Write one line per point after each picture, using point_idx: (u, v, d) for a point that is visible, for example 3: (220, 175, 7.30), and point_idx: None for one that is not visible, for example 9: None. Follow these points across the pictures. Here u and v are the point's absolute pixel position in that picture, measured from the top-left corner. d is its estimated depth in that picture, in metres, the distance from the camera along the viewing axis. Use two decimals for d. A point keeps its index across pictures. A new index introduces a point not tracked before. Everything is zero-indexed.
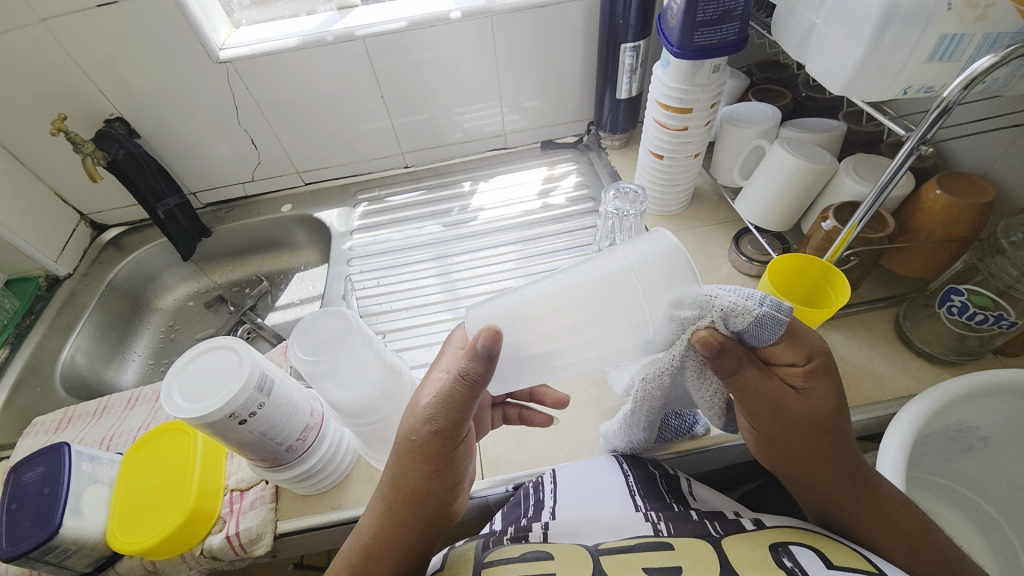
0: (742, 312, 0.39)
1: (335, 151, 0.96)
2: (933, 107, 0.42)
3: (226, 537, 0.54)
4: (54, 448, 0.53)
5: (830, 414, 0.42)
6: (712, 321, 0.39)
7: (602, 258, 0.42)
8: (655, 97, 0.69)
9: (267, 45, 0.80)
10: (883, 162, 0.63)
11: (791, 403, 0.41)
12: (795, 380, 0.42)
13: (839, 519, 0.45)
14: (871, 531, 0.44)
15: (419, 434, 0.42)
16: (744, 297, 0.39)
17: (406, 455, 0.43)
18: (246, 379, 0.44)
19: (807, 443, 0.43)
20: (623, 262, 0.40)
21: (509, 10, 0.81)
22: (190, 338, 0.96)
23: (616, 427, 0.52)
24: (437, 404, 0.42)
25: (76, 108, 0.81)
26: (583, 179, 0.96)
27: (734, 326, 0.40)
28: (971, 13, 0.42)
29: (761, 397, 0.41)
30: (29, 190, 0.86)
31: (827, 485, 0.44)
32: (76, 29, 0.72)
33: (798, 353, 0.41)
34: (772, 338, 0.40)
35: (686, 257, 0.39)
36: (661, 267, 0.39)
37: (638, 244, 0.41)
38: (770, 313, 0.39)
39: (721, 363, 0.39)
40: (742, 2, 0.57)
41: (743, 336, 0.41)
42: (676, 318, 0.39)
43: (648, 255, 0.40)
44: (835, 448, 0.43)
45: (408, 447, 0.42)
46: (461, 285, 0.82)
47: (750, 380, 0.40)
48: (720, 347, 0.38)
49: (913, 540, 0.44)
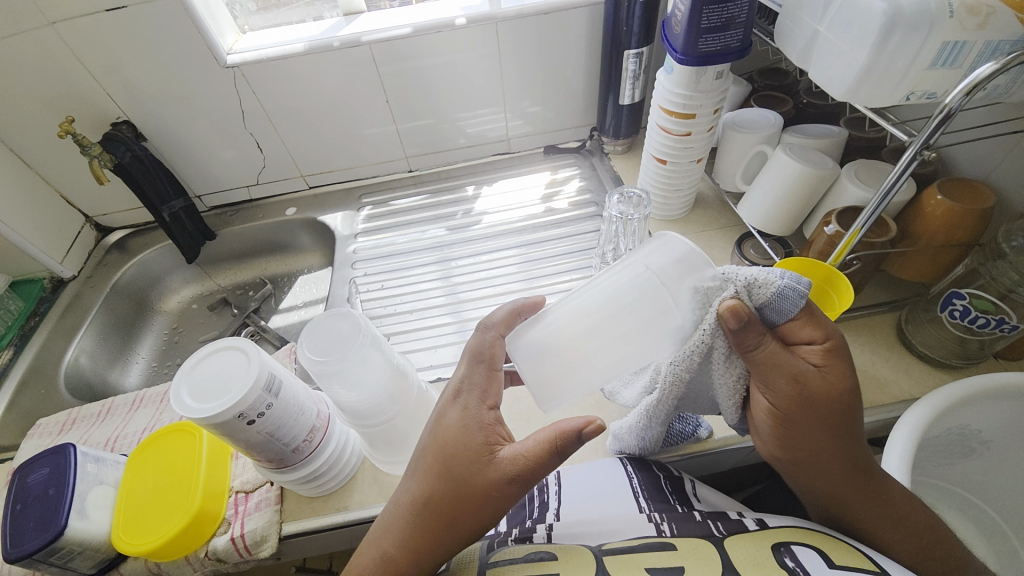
0: (763, 284, 0.40)
1: (339, 155, 0.97)
2: (936, 112, 0.42)
3: (230, 539, 0.54)
4: (59, 448, 0.53)
5: (849, 394, 0.41)
6: (736, 292, 0.40)
7: (620, 268, 0.44)
8: (660, 102, 0.70)
9: (274, 51, 0.80)
10: (884, 167, 0.64)
11: (811, 381, 0.41)
12: (814, 358, 0.41)
13: (846, 510, 0.45)
14: (875, 524, 0.44)
15: (502, 489, 0.41)
16: (765, 271, 0.40)
17: (476, 510, 0.42)
18: (255, 380, 0.44)
19: (829, 426, 0.42)
20: (645, 271, 0.42)
21: (513, 17, 0.82)
22: (194, 340, 0.96)
23: (629, 428, 0.52)
24: (525, 467, 0.41)
25: (83, 111, 0.82)
26: (586, 184, 0.97)
27: (757, 299, 0.41)
28: (972, 21, 0.43)
29: (784, 372, 0.40)
30: (36, 192, 0.87)
31: (846, 471, 0.43)
32: (85, 33, 0.73)
33: (816, 329, 0.41)
34: (793, 311, 0.41)
35: (699, 255, 0.41)
36: (677, 265, 0.41)
37: (652, 249, 0.43)
38: (791, 286, 0.40)
39: (742, 335, 0.39)
40: (746, 9, 0.57)
41: (764, 312, 0.41)
42: (700, 292, 0.40)
43: (659, 256, 0.42)
44: (852, 430, 0.42)
45: (481, 498, 0.42)
46: (463, 289, 0.82)
47: (770, 353, 0.40)
48: (746, 316, 0.38)
49: (914, 532, 0.44)
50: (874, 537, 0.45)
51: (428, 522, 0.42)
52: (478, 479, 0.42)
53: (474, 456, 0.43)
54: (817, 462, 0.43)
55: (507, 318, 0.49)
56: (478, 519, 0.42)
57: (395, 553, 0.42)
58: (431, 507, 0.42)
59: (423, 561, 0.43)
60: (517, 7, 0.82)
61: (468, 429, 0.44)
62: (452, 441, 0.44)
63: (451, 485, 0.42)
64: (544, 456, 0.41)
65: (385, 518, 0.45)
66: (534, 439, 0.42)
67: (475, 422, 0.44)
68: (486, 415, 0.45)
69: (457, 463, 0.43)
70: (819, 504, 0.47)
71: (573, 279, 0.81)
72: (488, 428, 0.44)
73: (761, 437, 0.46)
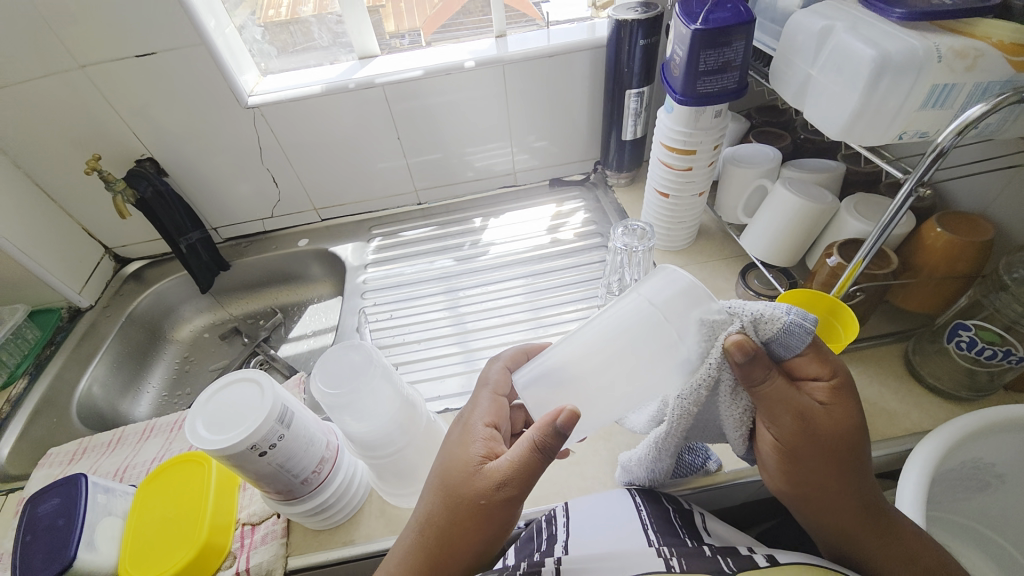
0: (770, 319, 0.41)
1: (351, 189, 1.00)
2: (929, 151, 0.44)
3: (236, 574, 0.53)
4: (71, 479, 0.54)
5: (855, 432, 0.42)
6: (742, 327, 0.41)
7: (622, 302, 0.45)
8: (661, 139, 0.72)
9: (292, 92, 0.85)
10: (882, 201, 0.65)
11: (819, 418, 0.41)
12: (820, 395, 0.42)
13: (857, 548, 0.44)
14: (888, 564, 0.42)
15: (490, 497, 0.42)
16: (772, 306, 0.41)
17: (473, 523, 0.42)
18: (269, 412, 0.45)
19: (837, 463, 0.42)
20: (646, 304, 0.43)
21: (519, 59, 0.87)
22: (204, 369, 0.97)
23: (638, 458, 0.52)
24: (509, 471, 0.42)
25: (110, 149, 0.86)
26: (591, 216, 0.99)
27: (764, 334, 0.41)
28: (960, 64, 0.45)
29: (790, 407, 0.41)
30: (59, 225, 0.90)
31: (855, 509, 0.43)
32: (115, 76, 0.78)
33: (822, 366, 0.42)
34: (800, 347, 0.42)
35: (698, 286, 0.42)
36: (680, 299, 0.42)
37: (652, 283, 0.44)
38: (797, 321, 0.41)
39: (749, 369, 0.40)
40: (741, 53, 0.60)
41: (771, 346, 0.42)
42: (706, 323, 0.41)
43: (662, 290, 0.43)
44: (859, 467, 0.42)
45: (471, 509, 0.42)
46: (470, 319, 0.83)
47: (777, 388, 0.40)
48: (753, 350, 0.39)
49: (927, 570, 0.42)
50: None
51: (426, 541, 0.43)
52: (470, 488, 0.43)
53: (465, 468, 0.44)
54: (825, 498, 0.43)
55: (515, 355, 0.55)
56: (472, 533, 0.42)
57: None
58: (431, 525, 0.43)
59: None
60: (522, 50, 0.87)
61: (465, 444, 0.46)
62: (451, 456, 0.46)
63: (445, 498, 0.43)
64: (522, 453, 0.42)
65: (393, 543, 0.46)
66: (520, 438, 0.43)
67: (473, 438, 0.47)
68: (483, 431, 0.47)
69: (450, 477, 0.44)
70: (831, 542, 0.46)
71: (579, 309, 0.82)
72: (482, 442, 0.46)
73: (769, 472, 0.45)
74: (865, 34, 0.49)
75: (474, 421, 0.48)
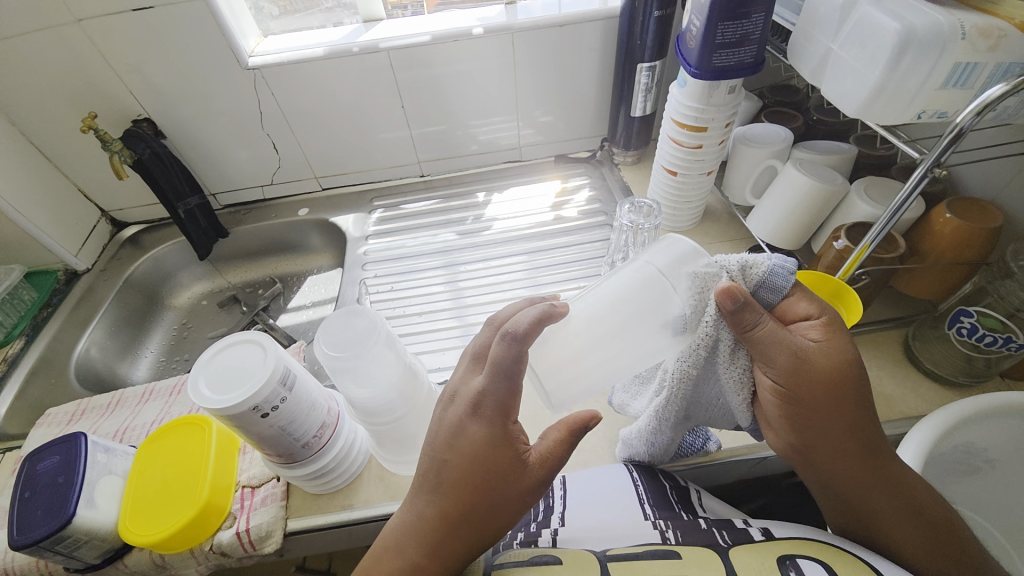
0: (755, 265, 0.42)
1: (352, 157, 0.98)
2: (947, 132, 0.43)
3: (236, 533, 0.54)
4: (70, 437, 0.54)
5: (851, 366, 0.41)
6: (729, 277, 0.41)
7: (625, 270, 0.47)
8: (672, 115, 0.71)
9: (295, 54, 0.82)
10: (893, 185, 0.64)
11: (815, 357, 0.41)
12: (814, 334, 0.42)
13: (859, 498, 0.44)
14: (889, 510, 0.43)
15: (536, 492, 0.43)
16: (753, 253, 0.43)
17: (509, 507, 0.42)
18: (270, 374, 0.45)
19: (836, 408, 0.41)
20: (648, 269, 0.44)
21: (529, 28, 0.84)
22: (203, 336, 0.97)
23: (636, 432, 0.53)
24: (551, 470, 0.43)
25: (106, 108, 0.84)
26: (596, 194, 0.98)
27: (752, 279, 0.42)
28: (983, 43, 0.44)
29: (784, 350, 0.40)
30: (55, 185, 0.88)
31: (862, 455, 0.43)
32: (110, 32, 0.75)
33: (810, 304, 0.43)
34: (785, 288, 0.43)
35: (694, 247, 0.43)
36: (675, 262, 0.43)
37: (656, 249, 0.45)
38: (779, 264, 0.43)
39: (738, 315, 0.40)
40: (760, 26, 0.58)
41: (761, 292, 0.43)
42: (698, 278, 0.41)
43: (665, 255, 0.44)
44: (862, 409, 0.42)
45: (516, 496, 0.42)
46: (471, 294, 0.83)
47: (768, 331, 0.40)
48: (742, 297, 0.39)
49: (923, 515, 0.44)
50: (883, 526, 0.44)
51: (458, 531, 0.41)
52: (522, 479, 0.42)
53: (510, 462, 0.42)
54: (829, 446, 0.43)
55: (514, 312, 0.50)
56: (505, 518, 0.42)
57: (425, 563, 0.41)
58: (469, 514, 0.41)
59: (451, 566, 0.41)
60: (531, 18, 0.84)
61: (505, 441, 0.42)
62: (488, 453, 0.42)
63: (490, 492, 0.41)
64: (560, 453, 0.43)
65: (410, 535, 0.42)
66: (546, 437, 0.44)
67: (508, 434, 0.43)
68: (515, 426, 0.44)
69: (488, 472, 0.42)
70: (832, 493, 0.46)
71: (580, 287, 0.82)
72: (517, 435, 0.43)
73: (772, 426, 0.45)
74: (891, 7, 0.47)
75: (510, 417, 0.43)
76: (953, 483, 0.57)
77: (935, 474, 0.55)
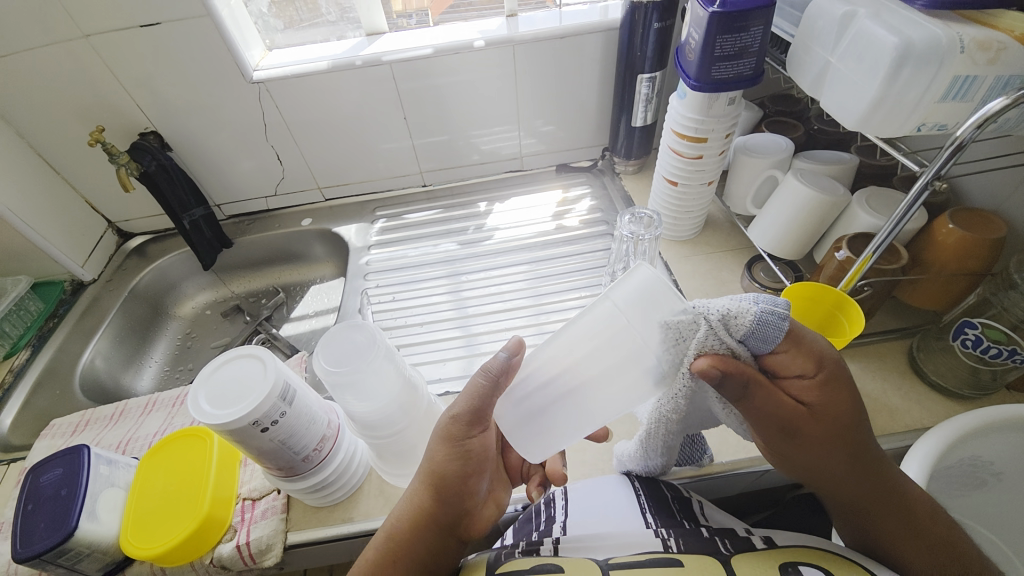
0: (738, 314, 0.39)
1: (356, 168, 0.99)
2: (947, 144, 0.43)
3: (236, 546, 0.54)
4: (73, 450, 0.54)
5: (843, 421, 0.42)
6: (710, 326, 0.39)
7: (592, 315, 0.42)
8: (672, 126, 0.71)
9: (299, 67, 0.83)
10: (895, 194, 0.64)
11: (803, 420, 0.41)
12: (807, 393, 0.41)
13: (865, 521, 0.45)
14: (895, 530, 0.44)
15: (447, 420, 0.47)
16: (738, 300, 0.39)
17: (437, 451, 0.47)
18: (270, 389, 0.45)
19: (825, 460, 0.42)
20: (614, 311, 0.41)
21: (530, 40, 0.85)
22: (206, 346, 0.98)
23: (633, 452, 0.52)
24: (462, 395, 0.47)
25: (113, 121, 0.85)
26: (597, 204, 0.98)
27: (736, 331, 0.39)
28: (983, 56, 0.43)
29: (776, 415, 0.40)
30: (63, 197, 0.90)
31: (858, 495, 0.44)
32: (117, 46, 0.76)
33: (806, 361, 0.41)
34: (778, 337, 0.39)
35: (668, 285, 0.39)
36: (650, 297, 0.40)
37: (622, 286, 0.41)
38: (768, 311, 0.39)
39: (726, 387, 0.39)
40: (759, 39, 0.58)
41: (749, 343, 0.40)
42: (671, 331, 0.39)
43: (632, 295, 0.40)
44: (855, 456, 0.42)
45: (435, 434, 0.48)
46: (473, 304, 0.83)
47: (761, 402, 0.40)
48: (722, 373, 0.38)
49: (928, 539, 0.44)
50: (893, 547, 0.44)
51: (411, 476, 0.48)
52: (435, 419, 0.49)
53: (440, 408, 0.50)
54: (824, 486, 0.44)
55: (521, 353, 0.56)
56: (439, 458, 0.47)
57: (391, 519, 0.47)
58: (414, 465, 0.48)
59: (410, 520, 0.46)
60: (533, 30, 0.85)
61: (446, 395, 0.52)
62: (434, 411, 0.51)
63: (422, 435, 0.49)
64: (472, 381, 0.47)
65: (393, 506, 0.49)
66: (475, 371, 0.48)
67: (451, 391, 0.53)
68: None
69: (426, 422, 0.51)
70: (846, 522, 0.47)
71: (582, 298, 0.81)
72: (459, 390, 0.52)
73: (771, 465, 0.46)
74: (888, 21, 0.48)
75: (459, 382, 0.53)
76: (959, 497, 0.56)
77: (939, 486, 0.55)
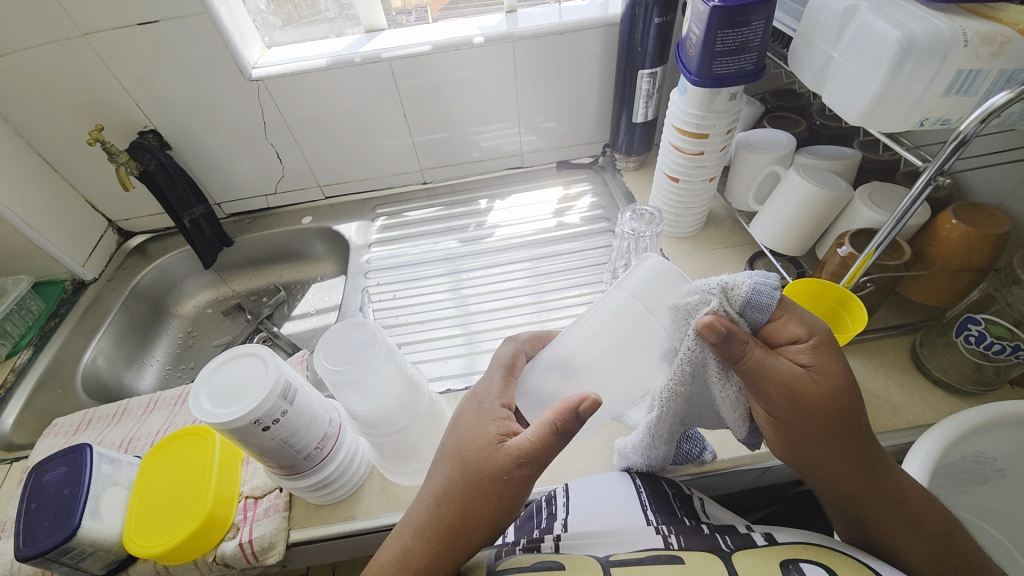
0: (735, 286, 0.41)
1: (356, 166, 0.99)
2: (950, 139, 0.43)
3: (238, 545, 0.54)
4: (76, 449, 0.54)
5: (843, 390, 0.41)
6: (713, 298, 0.40)
7: (605, 306, 0.43)
8: (673, 121, 0.71)
9: (298, 65, 0.83)
10: (898, 190, 0.64)
11: (802, 383, 0.41)
12: (802, 357, 0.42)
13: (852, 500, 0.44)
14: (881, 511, 0.44)
15: (514, 474, 0.41)
16: (732, 274, 0.41)
17: (494, 502, 0.42)
18: (271, 388, 0.45)
19: (823, 432, 0.42)
20: (629, 300, 0.42)
21: (530, 36, 0.84)
22: (208, 344, 0.98)
23: (635, 444, 0.51)
24: (531, 452, 0.41)
25: (112, 120, 0.85)
26: (598, 200, 0.98)
27: (735, 302, 0.41)
28: (986, 50, 0.43)
29: (774, 378, 0.40)
30: (63, 197, 0.90)
31: (856, 474, 0.43)
32: (116, 45, 0.76)
33: (800, 326, 0.42)
34: (772, 304, 0.41)
35: (676, 271, 0.41)
36: (657, 284, 0.41)
37: (631, 275, 0.42)
38: (762, 282, 0.41)
39: (726, 345, 0.39)
40: (760, 34, 0.58)
41: (746, 313, 0.41)
42: (680, 309, 0.40)
43: (644, 283, 0.41)
44: (852, 430, 0.42)
45: (494, 485, 0.42)
46: (474, 301, 0.83)
47: (757, 358, 0.40)
48: (725, 329, 0.38)
49: (927, 529, 0.43)
50: (878, 530, 0.44)
51: (448, 516, 0.42)
52: (490, 464, 0.42)
53: (487, 445, 0.43)
54: (823, 463, 0.43)
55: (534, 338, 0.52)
56: (494, 508, 0.42)
57: (413, 547, 0.43)
58: (450, 502, 0.43)
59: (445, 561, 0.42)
60: (533, 26, 0.84)
61: (482, 422, 0.45)
62: (469, 438, 0.44)
63: (467, 476, 0.42)
64: (545, 441, 0.40)
65: (406, 527, 0.44)
66: (539, 421, 0.41)
67: (489, 417, 0.45)
68: (500, 410, 0.45)
69: (467, 457, 0.43)
70: (841, 508, 0.46)
71: (583, 294, 0.81)
72: (500, 420, 0.44)
73: (766, 443, 0.45)
74: (891, 15, 0.47)
75: (489, 400, 0.46)
76: (961, 493, 0.56)
77: (941, 482, 0.54)
